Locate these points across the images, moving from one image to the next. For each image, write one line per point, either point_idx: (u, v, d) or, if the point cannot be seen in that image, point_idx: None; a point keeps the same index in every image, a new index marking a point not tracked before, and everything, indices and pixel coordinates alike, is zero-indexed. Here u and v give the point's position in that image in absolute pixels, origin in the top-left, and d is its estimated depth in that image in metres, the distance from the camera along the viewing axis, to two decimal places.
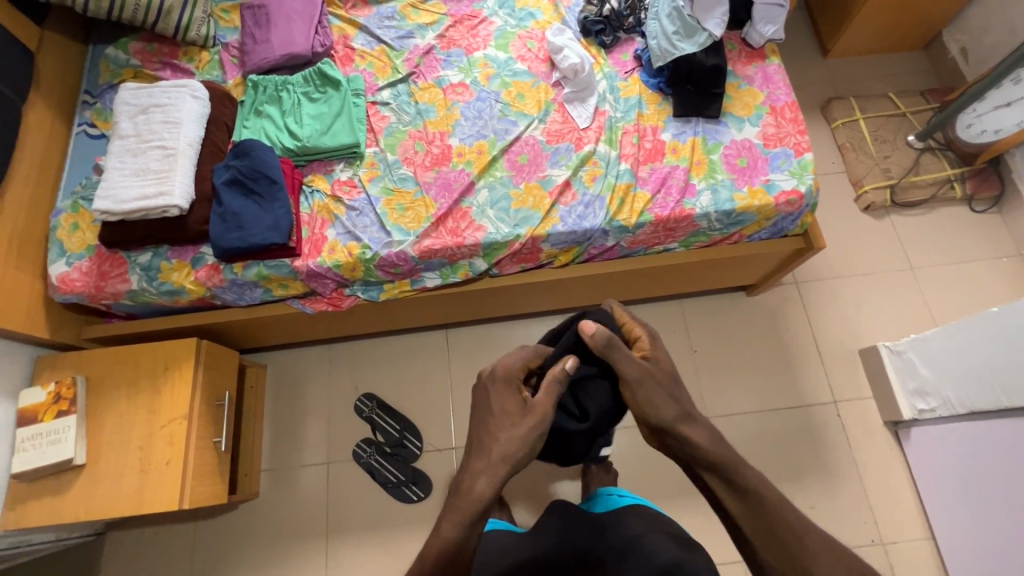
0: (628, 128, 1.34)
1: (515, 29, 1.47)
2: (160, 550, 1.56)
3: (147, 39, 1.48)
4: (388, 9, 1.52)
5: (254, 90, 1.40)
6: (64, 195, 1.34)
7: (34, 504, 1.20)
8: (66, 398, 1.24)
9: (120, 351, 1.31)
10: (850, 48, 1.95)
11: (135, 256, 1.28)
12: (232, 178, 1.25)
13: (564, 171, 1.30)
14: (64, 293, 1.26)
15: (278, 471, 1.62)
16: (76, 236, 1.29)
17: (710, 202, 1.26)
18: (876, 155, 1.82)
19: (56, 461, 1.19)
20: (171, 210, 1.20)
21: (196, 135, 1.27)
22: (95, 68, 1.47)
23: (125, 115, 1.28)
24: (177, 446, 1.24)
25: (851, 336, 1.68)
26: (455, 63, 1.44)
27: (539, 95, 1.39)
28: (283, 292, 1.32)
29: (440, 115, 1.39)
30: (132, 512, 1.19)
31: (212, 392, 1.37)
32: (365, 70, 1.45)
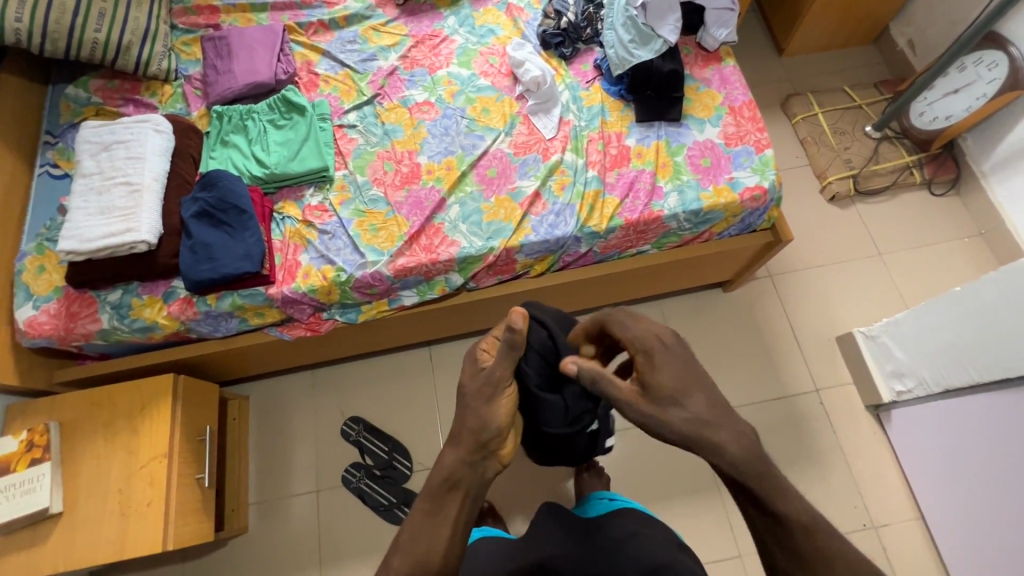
0: (593, 136, 1.37)
1: (476, 46, 1.50)
2: None
3: (107, 76, 1.47)
4: (350, 33, 1.53)
5: (219, 121, 1.40)
6: (28, 238, 1.31)
7: (9, 559, 1.16)
8: (39, 446, 1.21)
9: (94, 393, 1.28)
10: (804, 45, 2.02)
11: (105, 295, 1.26)
12: (201, 210, 1.24)
13: (533, 181, 1.32)
14: (32, 337, 1.23)
15: (266, 504, 1.59)
16: (43, 278, 1.27)
17: (678, 203, 1.28)
18: (837, 147, 1.87)
19: (30, 511, 1.15)
20: (139, 245, 1.19)
21: (161, 169, 1.26)
22: (56, 108, 1.46)
23: (87, 153, 1.27)
24: (157, 486, 1.21)
25: (827, 324, 1.71)
26: (419, 83, 1.46)
27: (504, 109, 1.41)
28: (260, 320, 1.31)
29: (407, 134, 1.40)
30: (113, 558, 1.16)
31: (193, 428, 1.34)
32: (330, 94, 1.46)
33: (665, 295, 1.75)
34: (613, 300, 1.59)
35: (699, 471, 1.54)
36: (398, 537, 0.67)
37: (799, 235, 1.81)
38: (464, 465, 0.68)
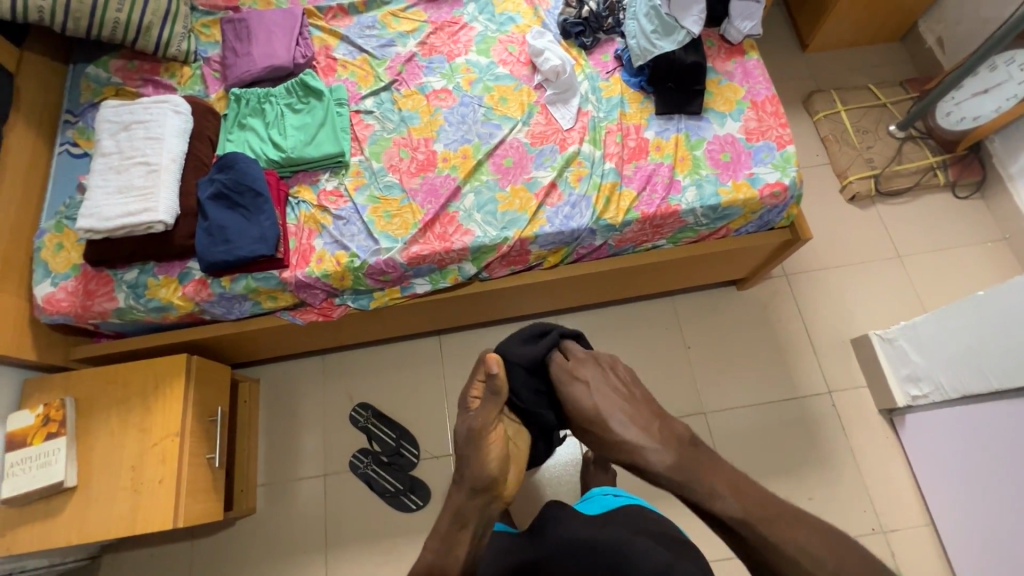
0: (611, 127, 1.35)
1: (495, 34, 1.48)
2: (159, 570, 1.53)
3: (128, 57, 1.48)
4: (368, 18, 1.53)
5: (237, 103, 1.40)
6: (47, 215, 1.33)
7: (24, 530, 1.19)
8: (55, 420, 1.23)
9: (110, 371, 1.30)
10: (829, 41, 1.98)
11: (121, 274, 1.26)
12: (217, 191, 1.24)
13: (549, 172, 1.31)
14: (50, 313, 1.25)
15: (274, 486, 1.60)
16: (61, 256, 1.28)
17: (696, 198, 1.27)
18: (859, 146, 1.83)
19: (46, 484, 1.17)
20: (156, 225, 1.19)
21: (179, 150, 1.27)
22: (77, 87, 1.47)
23: (107, 132, 1.27)
24: (169, 464, 1.23)
25: (842, 325, 1.69)
26: (437, 70, 1.45)
27: (522, 98, 1.39)
28: (273, 304, 1.31)
29: (424, 121, 1.39)
30: (125, 533, 1.18)
31: (205, 408, 1.36)
32: (348, 79, 1.45)
33: (679, 292, 1.73)
34: (626, 294, 1.58)
35: None
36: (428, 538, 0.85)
37: (816, 235, 1.79)
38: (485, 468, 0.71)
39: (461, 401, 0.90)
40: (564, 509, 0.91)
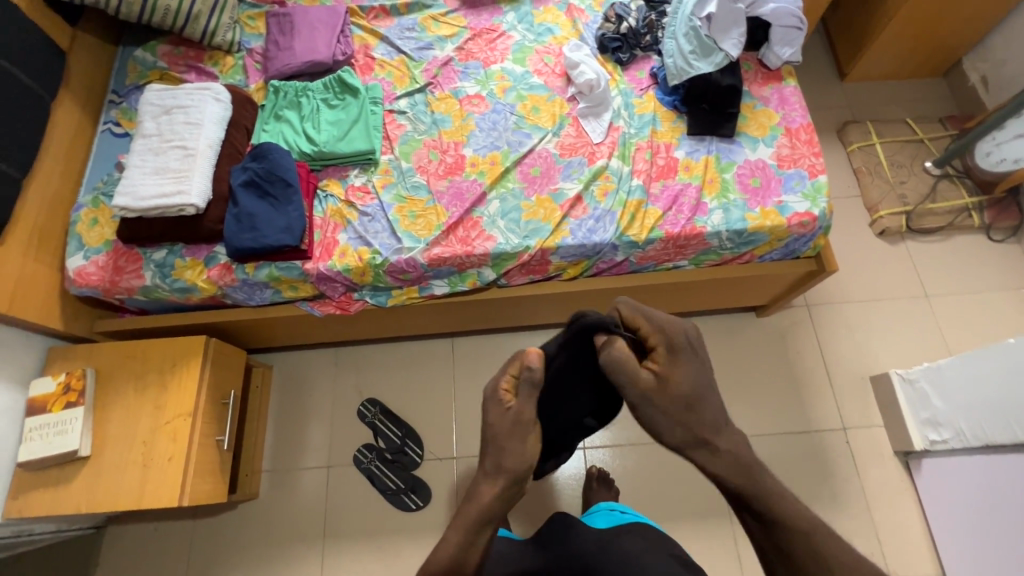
0: (641, 144, 1.35)
1: (532, 44, 1.49)
2: (160, 546, 1.56)
3: (174, 43, 1.52)
4: (409, 21, 1.55)
5: (275, 95, 1.43)
6: (86, 191, 1.37)
7: (37, 494, 1.22)
8: (74, 390, 1.26)
9: (131, 346, 1.33)
10: (868, 72, 1.95)
11: (150, 253, 1.29)
12: (249, 179, 1.27)
13: (575, 185, 1.31)
14: (79, 285, 1.28)
15: (279, 473, 1.62)
16: (94, 230, 1.32)
17: (722, 221, 1.25)
18: (892, 180, 1.80)
19: (61, 452, 1.20)
20: (188, 208, 1.22)
21: (216, 137, 1.30)
22: (124, 69, 1.51)
23: (149, 115, 1.31)
24: (180, 442, 1.25)
25: (862, 361, 1.65)
26: (472, 75, 1.46)
27: (554, 109, 1.40)
28: (293, 293, 1.33)
29: (455, 125, 1.40)
30: (132, 506, 1.20)
31: (218, 390, 1.38)
32: (384, 79, 1.47)
33: (696, 314, 1.72)
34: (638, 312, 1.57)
35: (712, 495, 1.51)
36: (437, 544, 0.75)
37: (842, 267, 1.75)
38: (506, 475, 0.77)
39: (491, 395, 0.79)
40: (570, 520, 0.91)
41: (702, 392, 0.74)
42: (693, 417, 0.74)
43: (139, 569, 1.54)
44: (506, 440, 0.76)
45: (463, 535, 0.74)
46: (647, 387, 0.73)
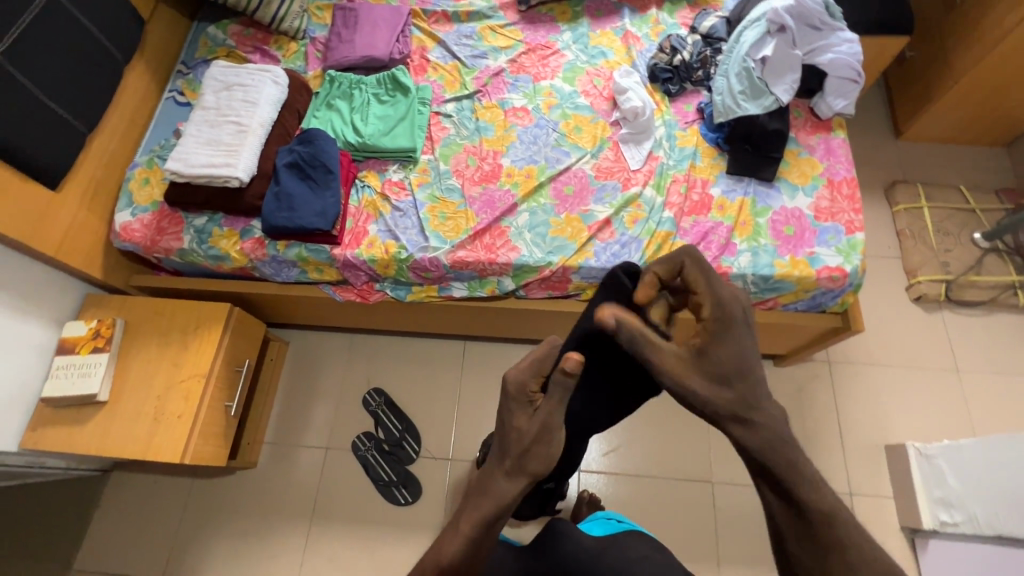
0: (678, 177, 1.34)
1: (584, 65, 1.51)
2: (157, 498, 1.61)
3: (245, 24, 1.60)
4: (468, 29, 1.59)
5: (330, 84, 1.49)
6: (143, 152, 1.45)
7: (53, 430, 1.28)
8: (103, 337, 1.33)
9: (161, 304, 1.39)
10: (925, 133, 1.90)
11: (191, 218, 1.36)
12: (293, 161, 1.32)
13: (606, 208, 1.31)
14: (123, 240, 1.35)
15: (279, 446, 1.66)
16: (145, 190, 1.39)
17: (749, 264, 1.24)
18: (936, 246, 1.74)
19: (82, 393, 1.27)
20: (232, 181, 1.27)
21: (269, 117, 1.35)
22: (195, 43, 1.60)
23: (211, 88, 1.38)
24: (190, 402, 1.30)
25: (879, 428, 1.59)
26: (520, 88, 1.49)
27: (596, 131, 1.41)
28: (318, 276, 1.37)
29: (498, 134, 1.43)
30: (138, 456, 1.25)
31: (234, 358, 1.43)
32: (435, 81, 1.52)
33: None
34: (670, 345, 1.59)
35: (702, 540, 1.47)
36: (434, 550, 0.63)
37: (871, 328, 1.70)
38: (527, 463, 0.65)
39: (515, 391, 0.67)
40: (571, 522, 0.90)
41: (740, 372, 0.58)
42: (738, 388, 0.58)
43: (135, 518, 1.60)
44: (532, 444, 0.64)
45: (475, 524, 0.64)
46: (673, 359, 0.60)
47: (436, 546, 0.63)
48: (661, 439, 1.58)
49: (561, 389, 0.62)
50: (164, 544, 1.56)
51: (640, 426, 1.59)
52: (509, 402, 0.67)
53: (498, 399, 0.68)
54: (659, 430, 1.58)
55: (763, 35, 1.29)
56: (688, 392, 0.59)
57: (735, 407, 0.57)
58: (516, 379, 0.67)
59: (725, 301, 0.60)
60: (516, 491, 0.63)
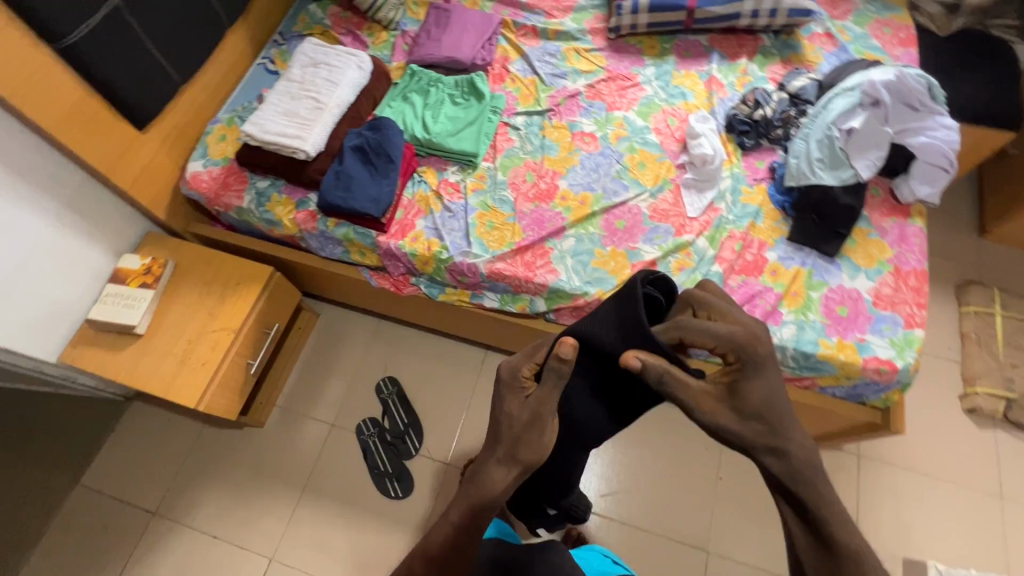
0: (734, 233, 1.30)
1: (661, 102, 1.49)
2: (169, 435, 1.68)
3: (344, 7, 1.68)
4: (553, 47, 1.60)
5: (410, 78, 1.52)
6: (226, 109, 1.52)
7: (90, 351, 1.36)
8: (153, 274, 1.41)
9: (211, 255, 1.47)
10: (1013, 237, 1.77)
11: (255, 180, 1.41)
12: (359, 145, 1.36)
13: (654, 250, 1.29)
14: (190, 188, 1.43)
15: (289, 413, 1.71)
16: (219, 145, 1.46)
17: (791, 337, 1.18)
18: (1001, 359, 1.62)
19: (122, 322, 1.34)
20: (299, 153, 1.32)
21: (347, 99, 1.40)
22: (296, 17, 1.68)
23: (299, 62, 1.44)
24: (217, 352, 1.35)
25: (900, 539, 1.48)
26: (593, 114, 1.49)
27: (660, 171, 1.39)
28: (359, 258, 1.41)
29: (561, 155, 1.43)
30: (158, 393, 1.31)
31: (265, 319, 1.48)
32: (511, 92, 1.53)
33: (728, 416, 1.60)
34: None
35: None
36: (448, 515, 0.81)
37: (912, 430, 1.59)
38: (512, 452, 0.79)
39: (509, 378, 0.83)
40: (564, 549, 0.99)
41: (771, 409, 0.72)
42: (767, 420, 0.72)
43: (144, 449, 1.67)
44: (523, 429, 0.79)
45: (466, 513, 0.79)
46: (701, 395, 0.76)
47: (440, 521, 0.81)
48: (663, 459, 1.56)
49: (555, 372, 0.76)
50: (165, 480, 1.63)
51: (637, 452, 1.58)
52: (504, 389, 0.83)
53: (494, 386, 0.84)
54: (659, 448, 1.58)
55: (854, 105, 1.24)
56: (721, 425, 0.74)
57: (766, 437, 0.72)
58: (509, 367, 0.83)
59: (725, 339, 0.74)
60: (508, 472, 0.79)
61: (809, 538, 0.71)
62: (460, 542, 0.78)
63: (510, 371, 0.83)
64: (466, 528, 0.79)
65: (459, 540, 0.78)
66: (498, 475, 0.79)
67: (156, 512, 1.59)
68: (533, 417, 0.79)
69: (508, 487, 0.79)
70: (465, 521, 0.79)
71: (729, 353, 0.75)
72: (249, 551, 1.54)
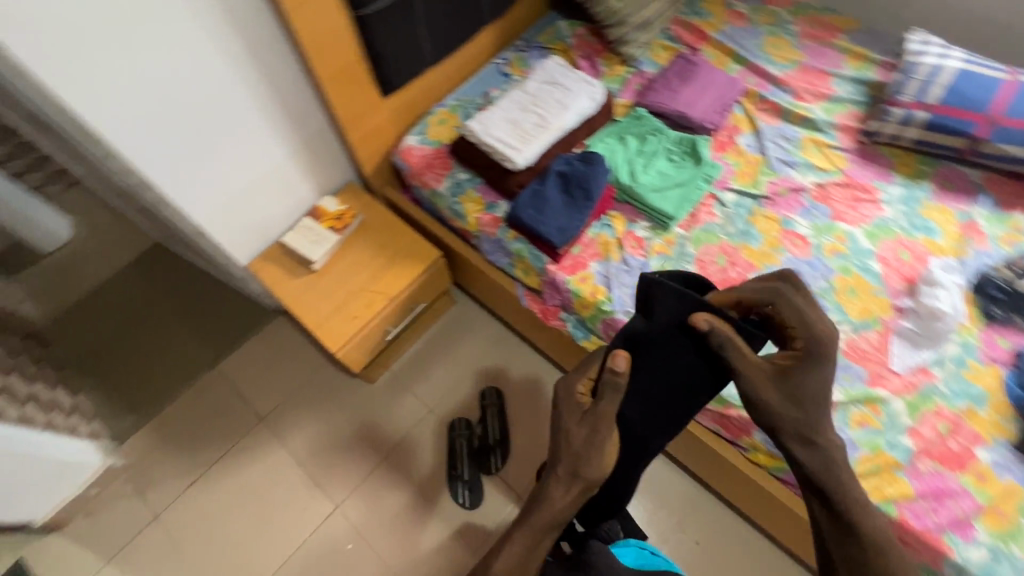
0: (943, 410, 1.11)
1: (898, 230, 1.32)
2: (296, 356, 1.85)
3: (591, 32, 1.70)
4: (792, 131, 1.48)
5: (633, 119, 1.49)
6: (454, 97, 1.61)
7: (273, 268, 1.52)
8: (342, 222, 1.54)
9: (393, 221, 1.58)
10: None
11: (458, 170, 1.48)
12: (565, 172, 1.35)
13: (837, 392, 1.13)
14: (401, 158, 1.54)
15: (397, 381, 1.79)
16: (439, 128, 1.55)
17: (979, 564, 0.97)
18: None
19: (306, 254, 1.49)
20: (508, 162, 1.36)
21: (569, 125, 1.41)
22: (543, 28, 1.74)
23: (537, 76, 1.47)
24: (368, 312, 1.46)
25: None
26: (813, 217, 1.35)
27: (873, 306, 1.22)
28: (521, 276, 1.42)
29: (763, 248, 1.32)
30: (311, 328, 1.44)
31: (415, 296, 1.55)
32: (730, 165, 1.44)
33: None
34: (766, 524, 1.35)
35: None
36: (519, 525, 0.90)
37: None
38: (571, 470, 0.88)
39: (566, 395, 0.93)
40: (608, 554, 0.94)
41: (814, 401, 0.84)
42: (805, 409, 0.84)
43: (273, 359, 1.85)
44: (582, 448, 0.88)
45: (529, 537, 0.88)
46: (757, 369, 0.86)
47: (502, 545, 0.90)
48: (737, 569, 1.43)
49: (612, 381, 0.88)
50: (279, 395, 1.79)
51: (709, 563, 1.44)
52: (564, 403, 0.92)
53: (554, 407, 0.93)
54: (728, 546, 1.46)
55: None
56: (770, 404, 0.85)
57: (800, 425, 0.84)
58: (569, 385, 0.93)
59: (811, 329, 0.86)
60: (571, 491, 0.88)
61: (831, 524, 0.84)
62: (523, 559, 0.88)
63: (568, 389, 0.93)
64: (529, 552, 0.88)
65: (535, 544, 0.89)
66: (557, 500, 0.88)
67: (263, 419, 1.76)
68: (595, 433, 0.88)
69: (570, 505, 0.88)
70: (526, 547, 0.88)
71: (797, 340, 0.87)
72: (321, 489, 1.65)
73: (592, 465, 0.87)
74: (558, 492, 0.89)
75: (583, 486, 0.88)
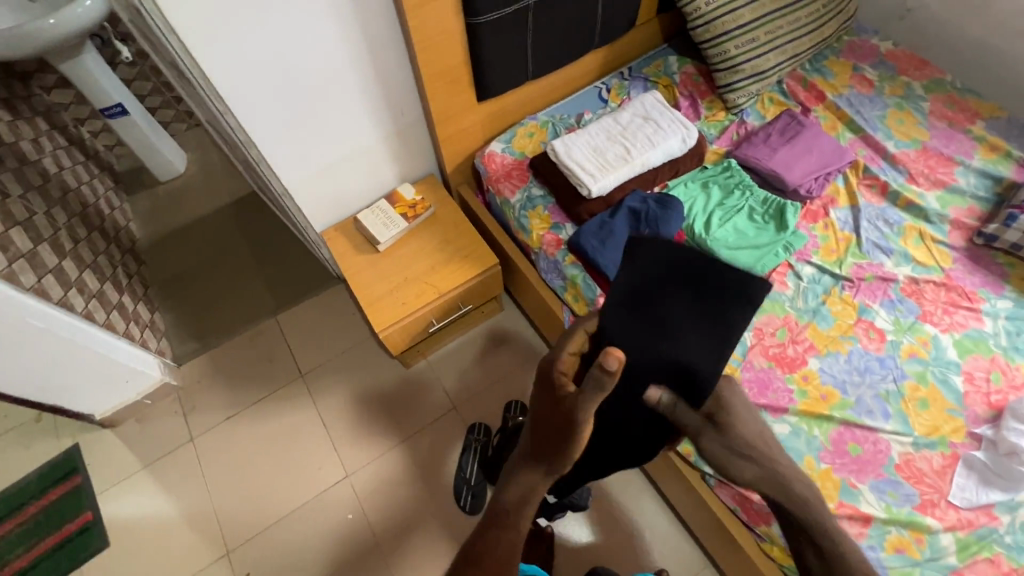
0: (999, 562, 0.98)
1: (995, 348, 1.18)
2: (347, 324, 1.95)
3: (700, 72, 1.65)
4: (895, 215, 1.37)
5: (721, 169, 1.44)
6: (547, 112, 1.64)
7: (342, 240, 1.61)
8: (415, 211, 1.60)
9: (461, 220, 1.62)
10: None
11: (533, 185, 1.49)
12: (637, 209, 1.33)
13: (877, 507, 1.03)
14: (482, 162, 1.58)
15: (431, 371, 1.84)
16: (525, 140, 1.58)
17: None
18: None
19: (374, 233, 1.56)
20: (582, 188, 1.36)
21: (653, 163, 1.39)
22: (652, 60, 1.72)
23: (632, 108, 1.46)
24: (417, 301, 1.50)
25: None
26: (895, 312, 1.24)
27: (943, 424, 1.11)
28: (570, 301, 1.41)
29: (830, 332, 1.22)
30: (363, 303, 1.51)
31: (465, 296, 1.59)
32: (815, 237, 1.35)
33: None
34: None
35: None
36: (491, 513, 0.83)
37: None
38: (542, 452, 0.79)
39: (550, 374, 0.82)
40: None
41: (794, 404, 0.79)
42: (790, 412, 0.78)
43: (325, 322, 1.96)
44: (555, 433, 0.77)
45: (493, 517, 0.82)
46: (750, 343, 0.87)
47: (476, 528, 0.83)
48: None
49: (597, 379, 0.69)
50: (322, 356, 1.90)
51: None
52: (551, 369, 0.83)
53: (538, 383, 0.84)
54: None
55: None
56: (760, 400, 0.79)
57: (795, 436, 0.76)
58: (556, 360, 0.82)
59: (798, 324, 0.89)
60: (540, 474, 0.80)
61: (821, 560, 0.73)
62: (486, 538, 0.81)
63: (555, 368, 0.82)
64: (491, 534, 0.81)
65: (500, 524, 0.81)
66: (527, 481, 0.80)
67: (302, 375, 1.87)
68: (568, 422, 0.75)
69: (534, 489, 0.80)
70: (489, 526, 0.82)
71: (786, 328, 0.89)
72: (337, 454, 1.73)
73: (565, 453, 0.76)
74: (529, 468, 0.81)
75: (550, 469, 0.79)
